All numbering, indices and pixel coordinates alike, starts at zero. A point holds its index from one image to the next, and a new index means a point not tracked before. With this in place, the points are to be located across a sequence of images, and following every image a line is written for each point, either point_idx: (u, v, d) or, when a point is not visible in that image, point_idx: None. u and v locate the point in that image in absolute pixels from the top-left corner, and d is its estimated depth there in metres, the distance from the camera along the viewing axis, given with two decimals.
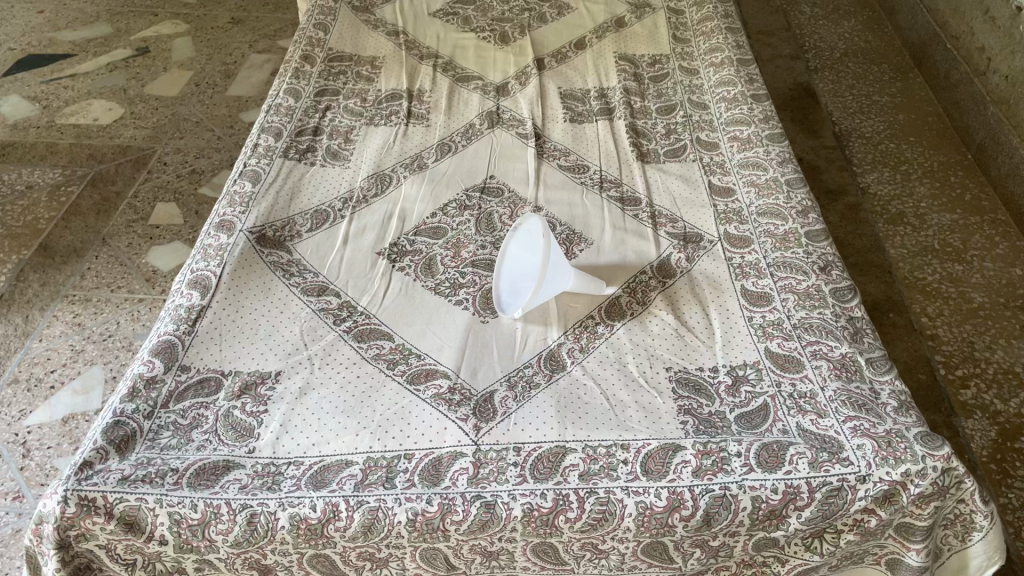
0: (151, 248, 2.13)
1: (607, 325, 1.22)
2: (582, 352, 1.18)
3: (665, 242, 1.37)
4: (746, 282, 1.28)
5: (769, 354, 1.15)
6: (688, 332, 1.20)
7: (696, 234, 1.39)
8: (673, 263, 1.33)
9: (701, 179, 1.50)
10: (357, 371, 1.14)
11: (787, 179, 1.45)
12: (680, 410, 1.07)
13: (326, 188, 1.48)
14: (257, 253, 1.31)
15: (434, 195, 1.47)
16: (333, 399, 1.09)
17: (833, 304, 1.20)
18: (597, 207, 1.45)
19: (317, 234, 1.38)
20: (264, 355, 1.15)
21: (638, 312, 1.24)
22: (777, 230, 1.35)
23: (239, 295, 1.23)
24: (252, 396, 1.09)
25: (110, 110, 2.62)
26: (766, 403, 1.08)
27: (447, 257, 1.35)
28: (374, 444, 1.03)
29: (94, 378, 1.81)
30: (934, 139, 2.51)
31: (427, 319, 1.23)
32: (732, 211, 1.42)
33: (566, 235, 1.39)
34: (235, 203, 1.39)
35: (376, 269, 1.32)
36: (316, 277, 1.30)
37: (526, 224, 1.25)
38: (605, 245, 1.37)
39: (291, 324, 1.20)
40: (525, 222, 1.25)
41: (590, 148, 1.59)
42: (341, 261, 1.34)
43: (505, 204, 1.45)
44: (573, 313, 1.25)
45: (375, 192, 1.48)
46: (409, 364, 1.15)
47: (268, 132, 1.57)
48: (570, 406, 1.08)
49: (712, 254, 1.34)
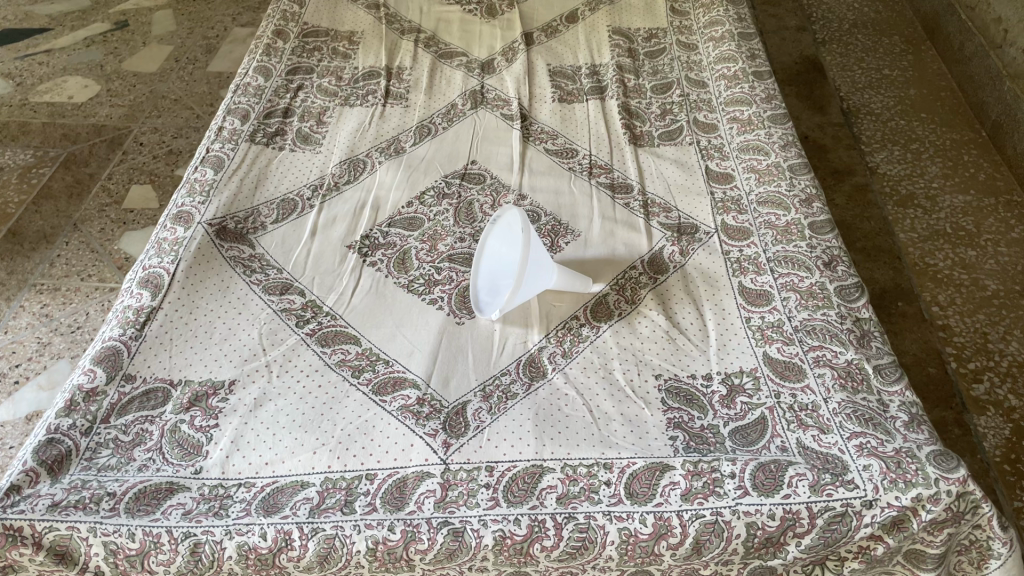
0: (124, 234, 2.04)
1: (593, 327, 1.13)
2: (564, 357, 1.08)
3: (657, 234, 1.28)
4: (744, 278, 1.18)
5: (768, 360, 1.05)
6: (680, 335, 1.10)
7: (691, 225, 1.29)
8: (665, 257, 1.24)
9: (697, 165, 1.40)
10: (318, 381, 1.05)
11: (791, 164, 1.34)
12: (669, 424, 0.98)
13: (296, 174, 1.38)
14: (216, 248, 1.21)
15: (410, 182, 1.37)
16: (290, 412, 1.00)
17: (839, 304, 1.10)
18: (585, 195, 1.35)
19: (283, 225, 1.28)
20: (218, 362, 1.05)
21: (626, 312, 1.14)
22: (780, 221, 1.25)
23: (193, 295, 1.13)
24: (202, 409, 1.00)
25: (85, 87, 2.52)
26: (764, 416, 0.98)
27: (422, 250, 1.25)
28: (333, 463, 0.94)
29: (60, 373, 1.72)
30: (946, 116, 2.39)
31: (398, 320, 1.14)
32: (731, 200, 1.32)
33: (551, 226, 1.29)
34: (195, 193, 1.29)
35: (346, 265, 1.23)
36: (280, 274, 1.20)
37: (505, 216, 1.15)
38: (592, 238, 1.27)
39: (249, 327, 1.11)
40: (503, 215, 1.15)
41: (579, 131, 1.48)
42: (308, 256, 1.24)
43: (486, 192, 1.36)
44: (557, 312, 1.15)
45: (348, 178, 1.37)
46: (376, 371, 1.06)
47: (235, 114, 1.46)
48: (549, 419, 0.99)
49: (708, 247, 1.24)
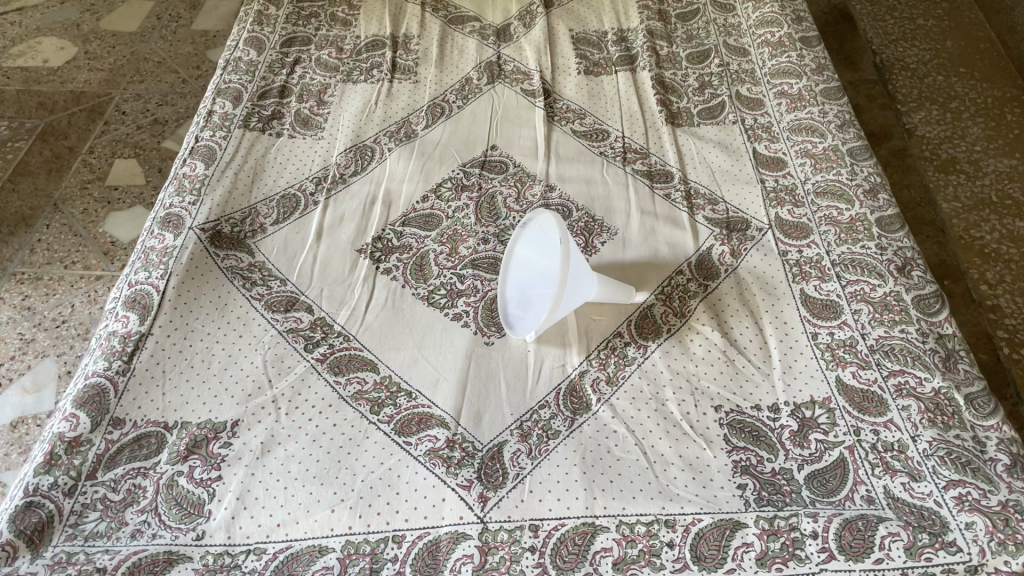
0: (108, 215, 1.89)
1: (640, 347, 1.00)
2: (609, 385, 0.96)
3: (704, 231, 1.14)
4: (807, 286, 1.05)
5: (842, 388, 0.93)
6: (739, 356, 0.98)
7: (741, 220, 1.15)
8: (715, 259, 1.10)
9: (744, 147, 1.25)
10: (332, 418, 0.92)
11: (850, 148, 1.20)
12: (736, 469, 0.86)
13: (296, 165, 1.23)
14: (210, 257, 1.07)
15: (424, 172, 1.23)
16: (303, 460, 0.88)
17: (919, 318, 0.98)
18: (620, 185, 1.21)
19: (284, 227, 1.14)
20: (218, 398, 0.93)
21: (676, 328, 1.02)
22: (843, 216, 1.11)
23: (187, 317, 1.00)
24: (202, 457, 0.87)
25: (62, 49, 2.34)
26: (844, 458, 0.86)
27: (443, 254, 1.12)
28: (355, 524, 0.82)
29: (46, 374, 1.59)
30: (987, 70, 2.23)
31: (419, 341, 1.01)
32: (784, 190, 1.18)
33: (585, 223, 1.15)
34: (184, 190, 1.15)
35: (357, 273, 1.09)
36: (283, 286, 1.07)
37: (533, 223, 1.02)
38: (631, 237, 1.14)
39: (251, 354, 0.98)
40: (531, 221, 1.02)
41: (609, 108, 1.33)
42: (315, 263, 1.10)
43: (510, 182, 1.21)
44: (597, 329, 1.02)
45: (354, 169, 1.23)
46: (398, 406, 0.93)
47: (226, 95, 1.31)
48: (599, 465, 0.87)
49: (762, 246, 1.11)
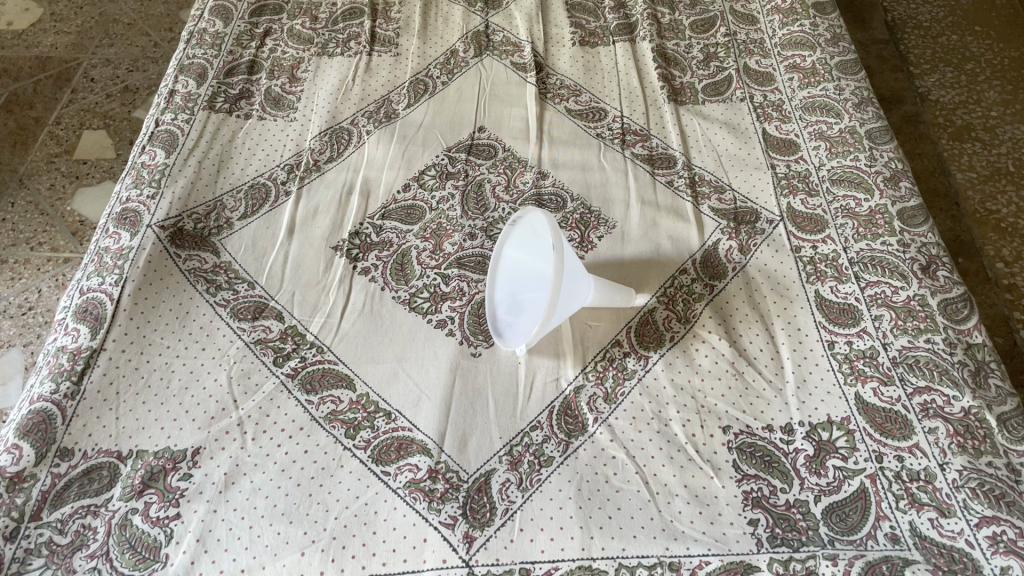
0: (77, 191, 1.78)
1: (641, 358, 0.91)
2: (607, 402, 0.87)
3: (710, 223, 1.05)
4: (822, 287, 0.96)
5: (862, 407, 0.85)
6: (749, 368, 0.90)
7: (749, 211, 1.06)
8: (721, 256, 1.01)
9: (752, 128, 1.16)
10: (304, 444, 0.84)
11: (869, 130, 1.11)
12: (746, 502, 0.79)
13: (266, 150, 1.13)
14: (170, 259, 0.98)
15: (406, 157, 1.13)
16: (270, 494, 0.80)
17: (946, 326, 0.89)
18: (618, 171, 1.11)
19: (253, 221, 1.05)
20: (177, 422, 0.85)
21: (680, 336, 0.93)
22: (861, 208, 1.02)
23: (144, 329, 0.91)
24: (159, 492, 0.79)
25: (26, 10, 2.20)
26: (865, 489, 0.79)
27: (426, 251, 1.03)
28: (327, 570, 0.74)
29: (12, 365, 1.51)
30: (1004, 29, 2.11)
31: (399, 352, 0.92)
32: (797, 176, 1.08)
33: (580, 215, 1.06)
34: (142, 182, 1.05)
35: (332, 274, 1.00)
36: (251, 290, 0.98)
37: (523, 223, 0.93)
38: (630, 230, 1.05)
39: (215, 370, 0.89)
40: (521, 221, 0.93)
41: (606, 83, 1.23)
42: (286, 262, 1.01)
43: (499, 169, 1.12)
44: (594, 336, 0.94)
45: (330, 154, 1.13)
46: (375, 429, 0.85)
47: (189, 72, 1.21)
48: (597, 498, 0.79)
49: (773, 241, 1.02)
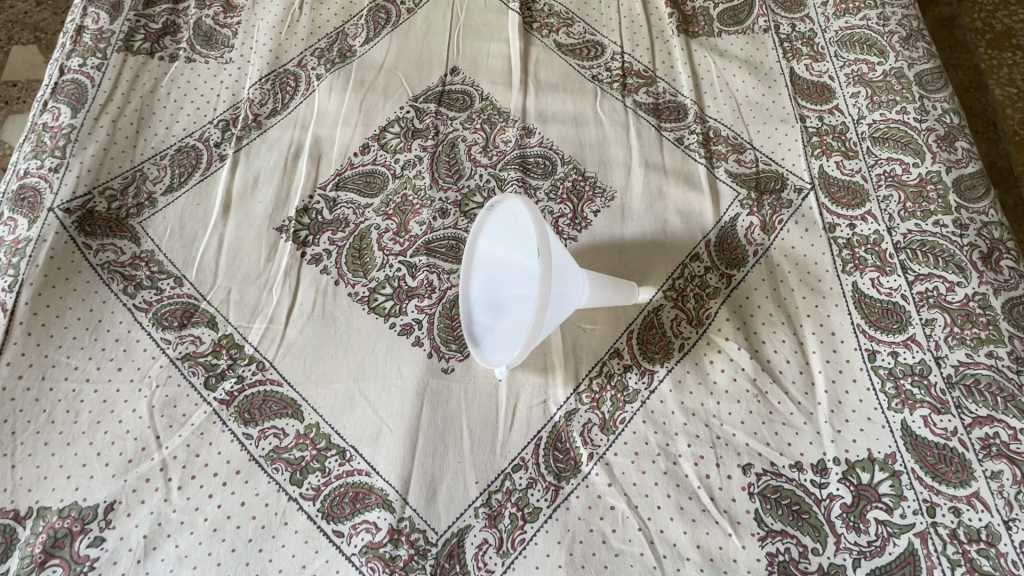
0: (7, 119, 1.57)
1: (644, 373, 0.76)
2: (604, 433, 0.73)
3: (727, 193, 0.88)
4: (862, 280, 0.81)
5: (910, 443, 0.71)
6: (773, 387, 0.75)
7: (774, 176, 0.89)
8: (740, 236, 0.85)
9: (778, 67, 0.97)
10: (240, 494, 0.70)
11: (919, 73, 0.92)
12: (772, 568, 0.65)
13: (195, 102, 0.94)
14: (78, 252, 0.82)
15: (364, 109, 0.95)
16: (197, 564, 0.66)
17: (1012, 335, 0.74)
18: (618, 125, 0.93)
19: (180, 197, 0.88)
20: (87, 469, 0.70)
21: (690, 343, 0.78)
22: (908, 175, 0.85)
23: (46, 346, 0.76)
24: (63, 564, 0.66)
25: None
26: (914, 551, 0.65)
27: (388, 233, 0.86)
28: None
29: None
30: None
31: (356, 368, 0.77)
32: (831, 132, 0.91)
33: (572, 183, 0.89)
34: (43, 150, 0.87)
35: (276, 264, 0.84)
36: (178, 288, 0.82)
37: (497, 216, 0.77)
38: (631, 203, 0.88)
39: (133, 398, 0.74)
40: (494, 214, 0.77)
41: (604, 11, 1.04)
42: (221, 250, 0.85)
43: (475, 123, 0.94)
44: (587, 345, 0.78)
45: (273, 107, 0.95)
46: (326, 472, 0.71)
47: (101, 2, 1.00)
48: (593, 565, 0.66)
49: (802, 217, 0.86)
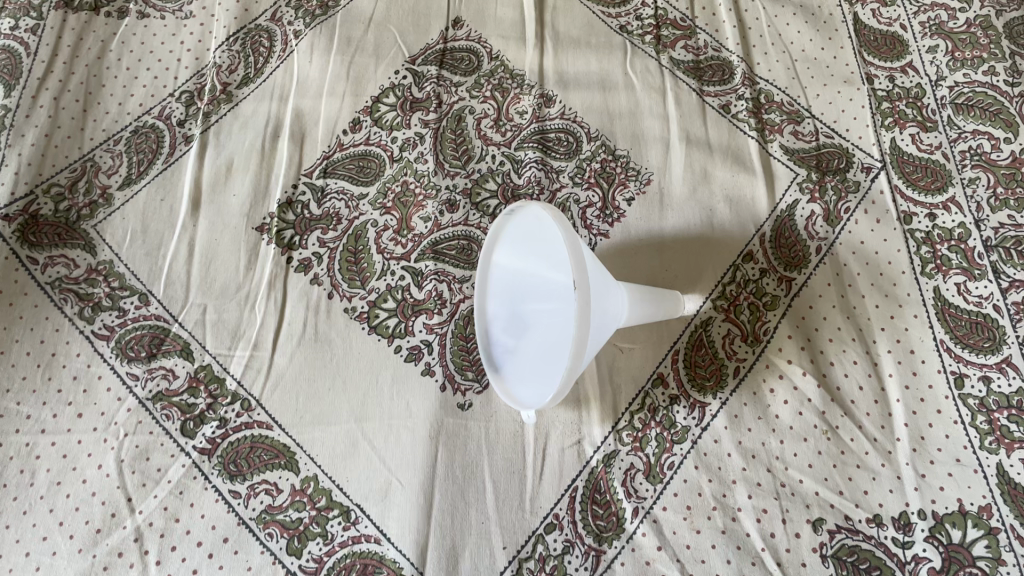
0: None
1: (694, 407, 0.66)
2: (651, 482, 0.63)
3: (783, 173, 0.75)
4: (946, 285, 0.69)
5: (1008, 492, 0.61)
6: (845, 421, 0.65)
7: (838, 152, 0.76)
8: (800, 228, 0.73)
9: (839, 15, 0.83)
10: (228, 570, 0.60)
11: (1009, 22, 0.80)
12: None
13: (152, 70, 0.80)
14: (23, 269, 0.70)
15: (353, 75, 0.81)
16: None
17: None
18: (652, 90, 0.80)
19: (140, 191, 0.74)
20: (48, 544, 0.60)
21: (746, 367, 0.67)
22: (998, 153, 0.73)
23: None
24: None
25: None
26: None
27: (388, 232, 0.73)
28: None
29: None
30: None
31: (358, 406, 0.66)
32: (904, 97, 0.78)
33: (601, 163, 0.76)
34: None
35: (258, 273, 0.72)
36: (144, 308, 0.70)
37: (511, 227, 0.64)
38: (670, 188, 0.75)
39: (97, 451, 0.64)
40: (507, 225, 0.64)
41: None
42: (191, 257, 0.72)
43: (485, 90, 0.80)
44: (626, 370, 0.67)
45: (245, 73, 0.80)
46: (329, 539, 0.61)
47: None
48: None
49: (871, 204, 0.73)
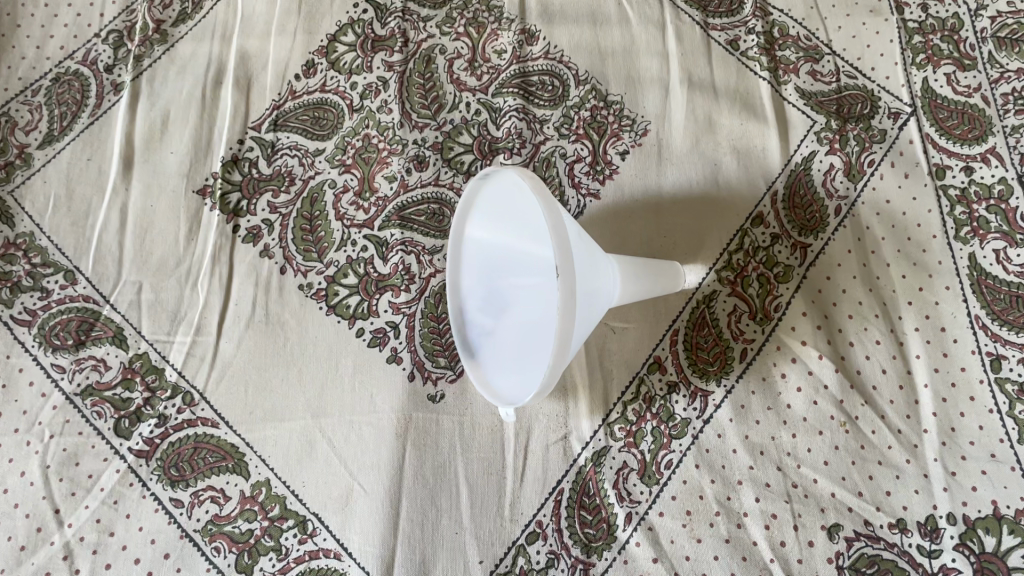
0: None
1: (694, 396, 0.58)
2: (646, 483, 0.56)
3: (799, 120, 0.65)
4: (983, 253, 0.60)
5: None
6: (866, 411, 0.57)
7: (862, 95, 0.66)
8: (818, 186, 0.64)
9: None
10: None
11: None
12: None
13: (75, 6, 0.70)
14: None
15: (307, 10, 0.70)
16: None
17: None
18: (649, 24, 0.69)
19: (63, 151, 0.65)
20: None
21: (755, 349, 0.59)
22: None
23: None
24: None
25: None
26: None
27: (348, 194, 0.64)
28: None
29: None
30: None
31: (315, 399, 0.58)
32: (939, 28, 0.67)
33: (590, 112, 0.66)
34: None
35: (199, 243, 0.63)
36: (70, 287, 0.61)
37: (486, 197, 0.55)
38: (670, 139, 0.66)
39: (19, 457, 0.56)
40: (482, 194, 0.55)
41: None
42: (124, 227, 0.63)
43: (458, 25, 0.70)
44: (619, 355, 0.60)
45: (182, 9, 0.70)
46: (283, 554, 0.54)
47: None
48: None
49: (899, 156, 0.64)
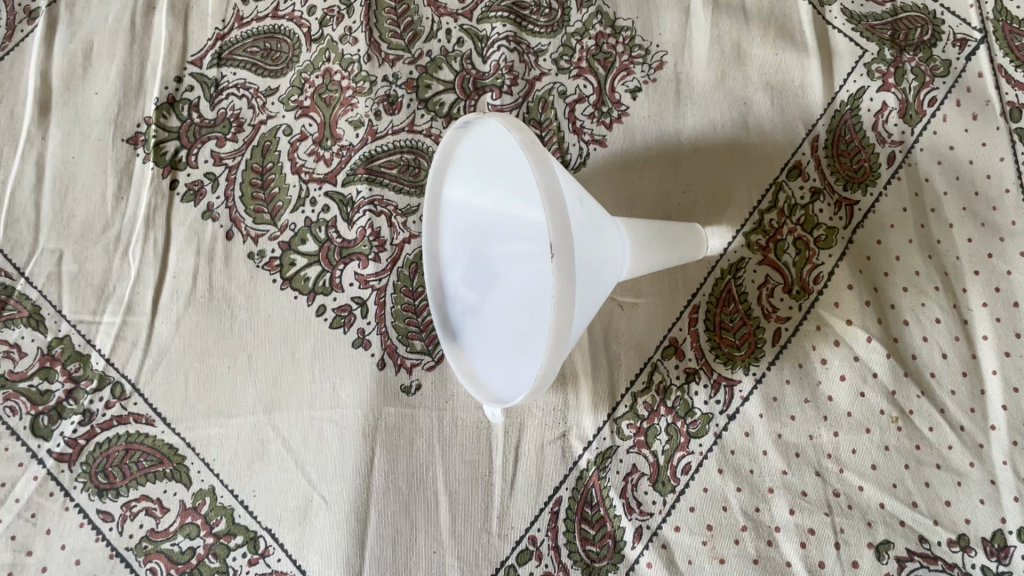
0: None
1: (717, 387, 0.49)
2: (659, 492, 0.47)
3: (846, 49, 0.54)
4: None
5: None
6: (923, 404, 0.47)
7: (921, 19, 0.54)
8: (868, 129, 0.52)
9: None
10: None
11: None
12: None
13: None
14: None
15: None
16: None
17: None
18: None
19: None
20: None
21: (790, 330, 0.50)
22: None
23: None
24: None
25: None
26: None
27: (306, 142, 0.54)
28: None
29: None
30: None
31: (268, 391, 0.49)
32: None
33: (595, 40, 0.55)
34: None
35: (129, 203, 0.53)
36: None
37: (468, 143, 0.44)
38: (690, 73, 0.55)
39: None
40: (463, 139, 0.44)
41: None
42: (42, 184, 0.54)
43: None
44: (628, 337, 0.50)
45: None
46: None
47: None
48: None
49: (965, 93, 0.52)
